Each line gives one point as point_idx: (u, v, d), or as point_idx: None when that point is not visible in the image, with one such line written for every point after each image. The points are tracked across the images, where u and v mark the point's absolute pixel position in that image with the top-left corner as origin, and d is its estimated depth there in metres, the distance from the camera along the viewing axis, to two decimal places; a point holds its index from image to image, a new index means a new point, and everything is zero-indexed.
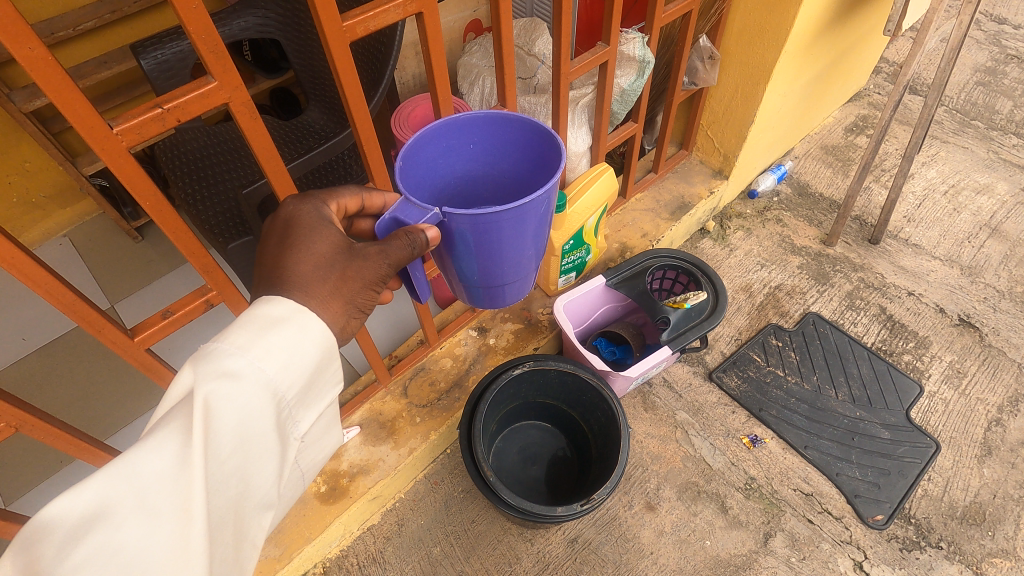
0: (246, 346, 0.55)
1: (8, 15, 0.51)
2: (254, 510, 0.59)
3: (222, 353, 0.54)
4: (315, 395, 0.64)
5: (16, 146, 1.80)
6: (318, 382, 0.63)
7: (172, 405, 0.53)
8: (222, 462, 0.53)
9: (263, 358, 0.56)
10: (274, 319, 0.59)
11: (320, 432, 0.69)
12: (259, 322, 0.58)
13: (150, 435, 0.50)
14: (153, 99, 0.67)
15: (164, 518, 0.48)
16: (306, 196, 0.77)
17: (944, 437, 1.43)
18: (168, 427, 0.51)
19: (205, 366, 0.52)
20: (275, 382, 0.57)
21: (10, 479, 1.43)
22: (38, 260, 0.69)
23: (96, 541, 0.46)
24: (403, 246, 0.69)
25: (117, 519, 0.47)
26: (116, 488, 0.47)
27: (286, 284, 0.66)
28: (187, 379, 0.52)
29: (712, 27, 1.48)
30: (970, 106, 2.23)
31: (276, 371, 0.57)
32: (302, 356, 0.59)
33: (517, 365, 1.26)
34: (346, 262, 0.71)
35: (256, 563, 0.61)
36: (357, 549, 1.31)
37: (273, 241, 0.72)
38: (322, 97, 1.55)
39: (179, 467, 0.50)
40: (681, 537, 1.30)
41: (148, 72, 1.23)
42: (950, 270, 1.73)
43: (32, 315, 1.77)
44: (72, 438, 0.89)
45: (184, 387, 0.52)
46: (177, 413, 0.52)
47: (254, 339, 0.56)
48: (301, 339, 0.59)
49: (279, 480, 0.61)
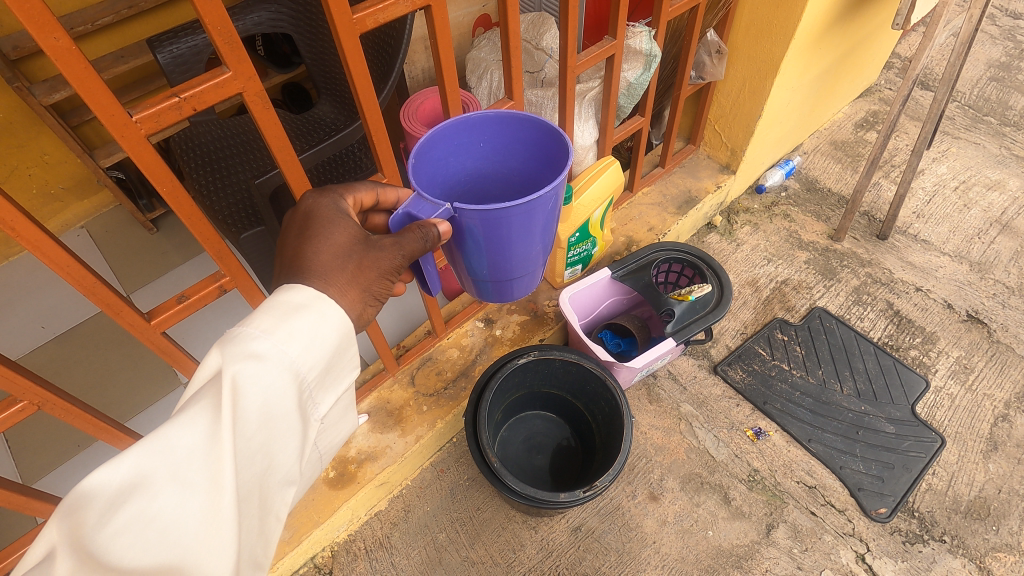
0: (271, 330, 0.58)
1: (34, 5, 0.54)
2: (278, 486, 0.61)
3: (248, 336, 0.56)
4: (333, 378, 0.66)
5: (36, 139, 1.84)
6: (337, 365, 0.65)
7: (200, 385, 0.55)
8: (249, 439, 0.55)
9: (286, 342, 0.58)
10: (295, 305, 0.61)
11: (336, 415, 0.71)
12: (282, 308, 0.60)
13: (181, 413, 0.52)
14: (170, 88, 0.70)
15: (196, 491, 0.50)
16: (324, 190, 0.79)
17: (950, 432, 1.43)
18: (198, 405, 0.53)
19: (232, 348, 0.55)
20: (298, 364, 0.59)
21: (29, 461, 1.47)
22: (60, 244, 0.72)
23: (132, 511, 0.48)
24: (416, 239, 0.72)
25: (152, 490, 0.49)
26: (152, 461, 0.49)
27: (302, 271, 0.68)
28: (215, 360, 0.54)
29: (720, 21, 1.48)
30: (982, 102, 2.22)
31: (299, 354, 0.59)
32: (322, 340, 0.61)
33: (522, 355, 1.27)
34: (362, 253, 0.73)
35: (279, 538, 0.63)
36: (365, 534, 1.33)
37: (291, 232, 0.74)
38: (333, 90, 1.57)
39: (209, 442, 0.52)
40: (683, 527, 1.31)
41: (164, 65, 1.26)
42: (959, 266, 1.72)
43: (51, 304, 1.81)
44: (91, 418, 0.92)
45: (212, 367, 0.54)
46: (206, 392, 0.54)
47: (278, 323, 0.59)
48: (321, 324, 0.62)
49: (300, 459, 0.63)
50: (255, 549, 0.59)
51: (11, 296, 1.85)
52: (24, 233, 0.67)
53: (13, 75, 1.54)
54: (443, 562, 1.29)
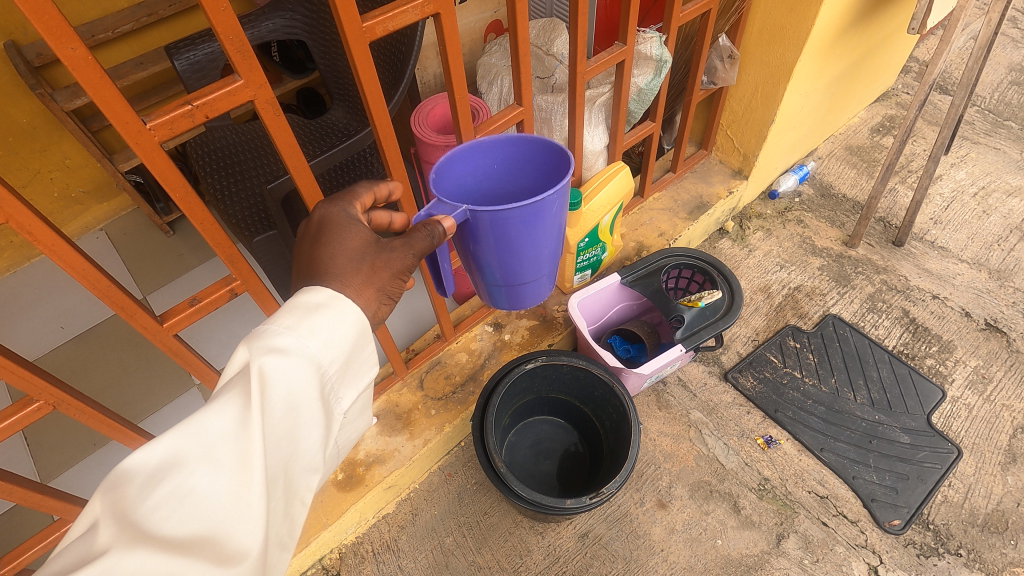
0: (294, 326, 0.58)
1: (52, 16, 0.55)
2: (303, 471, 0.61)
3: (272, 332, 0.57)
4: (353, 374, 0.66)
5: (58, 143, 1.88)
6: (357, 360, 0.65)
7: (228, 379, 0.56)
8: (273, 430, 0.55)
9: (309, 337, 0.58)
10: (316, 304, 0.61)
11: (355, 413, 0.71)
12: (303, 306, 0.61)
13: (211, 402, 0.54)
14: (183, 97, 0.71)
15: (226, 471, 0.52)
16: (333, 199, 0.78)
17: (967, 443, 1.40)
18: (228, 395, 0.54)
19: (259, 344, 0.55)
20: (319, 358, 0.59)
21: (47, 458, 1.50)
22: (77, 248, 0.73)
23: (167, 491, 0.49)
24: (424, 237, 0.74)
25: (185, 473, 0.50)
26: (187, 444, 0.51)
27: (319, 274, 0.68)
28: (243, 355, 0.55)
29: (732, 26, 1.47)
30: (1003, 106, 2.17)
31: (321, 348, 0.59)
32: (342, 336, 0.61)
33: (530, 360, 1.27)
34: (374, 255, 0.72)
35: (302, 529, 0.63)
36: (372, 536, 1.34)
37: (306, 242, 0.73)
38: (345, 96, 1.58)
39: (238, 430, 0.53)
40: (691, 535, 1.30)
41: (181, 72, 1.28)
42: (977, 274, 1.69)
43: (69, 304, 1.85)
44: (104, 418, 0.93)
45: (240, 362, 0.55)
46: (234, 383, 0.55)
47: (300, 320, 0.59)
48: (341, 321, 0.62)
49: (322, 450, 0.63)
50: (280, 536, 0.59)
51: (32, 296, 1.89)
52: (41, 238, 0.69)
53: (36, 81, 1.57)
54: (450, 566, 1.29)
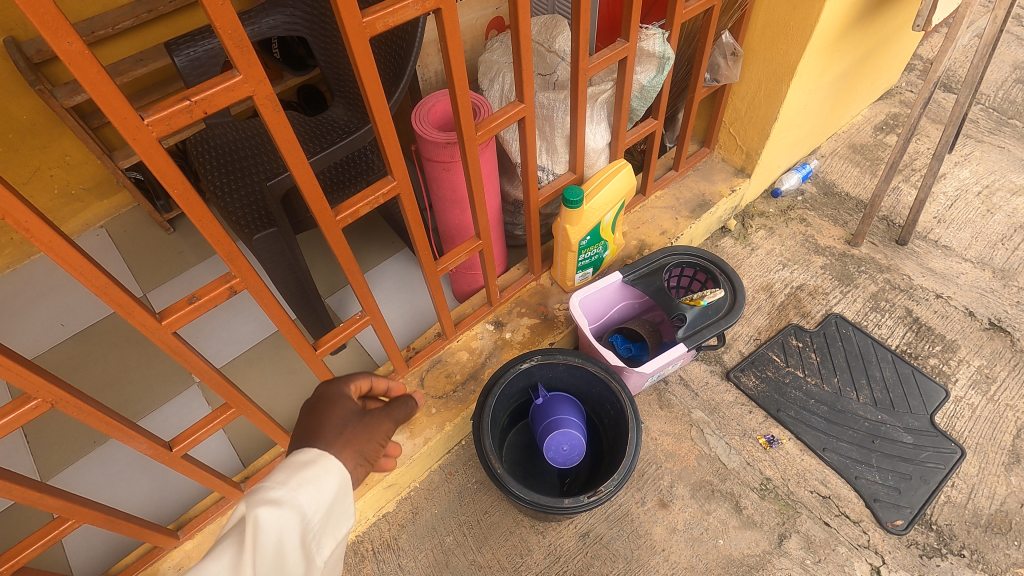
0: (280, 483, 0.66)
1: (48, 10, 0.55)
2: None
3: (262, 489, 0.65)
4: (337, 525, 0.69)
5: (58, 140, 1.87)
6: (342, 513, 0.69)
7: (228, 530, 0.66)
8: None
9: (288, 496, 0.65)
10: (304, 462, 0.69)
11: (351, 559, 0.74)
12: (295, 463, 0.69)
13: (210, 552, 0.65)
14: (181, 92, 0.70)
15: None
16: (332, 379, 0.82)
17: (970, 444, 1.39)
18: (223, 547, 0.65)
19: (248, 502, 0.64)
20: (295, 514, 0.65)
21: (47, 456, 1.50)
22: (74, 245, 0.73)
23: None
24: (400, 409, 0.84)
25: None
26: None
27: (310, 435, 0.74)
28: (239, 512, 0.65)
29: (736, 23, 1.46)
30: (1007, 104, 2.16)
31: (300, 506, 0.65)
32: (321, 491, 0.67)
33: (526, 360, 1.26)
34: (356, 425, 0.76)
35: None
36: (372, 535, 1.34)
37: (300, 418, 0.78)
38: (345, 93, 1.57)
39: None
40: (693, 535, 1.30)
41: (181, 69, 1.27)
42: (981, 273, 1.68)
43: (70, 302, 1.84)
44: (103, 416, 0.92)
45: (236, 517, 0.66)
46: (229, 537, 0.65)
47: (288, 477, 0.67)
48: (320, 480, 0.68)
49: None
50: None
51: (31, 293, 1.88)
52: (38, 234, 0.69)
53: (36, 78, 1.56)
54: (451, 566, 1.29)
